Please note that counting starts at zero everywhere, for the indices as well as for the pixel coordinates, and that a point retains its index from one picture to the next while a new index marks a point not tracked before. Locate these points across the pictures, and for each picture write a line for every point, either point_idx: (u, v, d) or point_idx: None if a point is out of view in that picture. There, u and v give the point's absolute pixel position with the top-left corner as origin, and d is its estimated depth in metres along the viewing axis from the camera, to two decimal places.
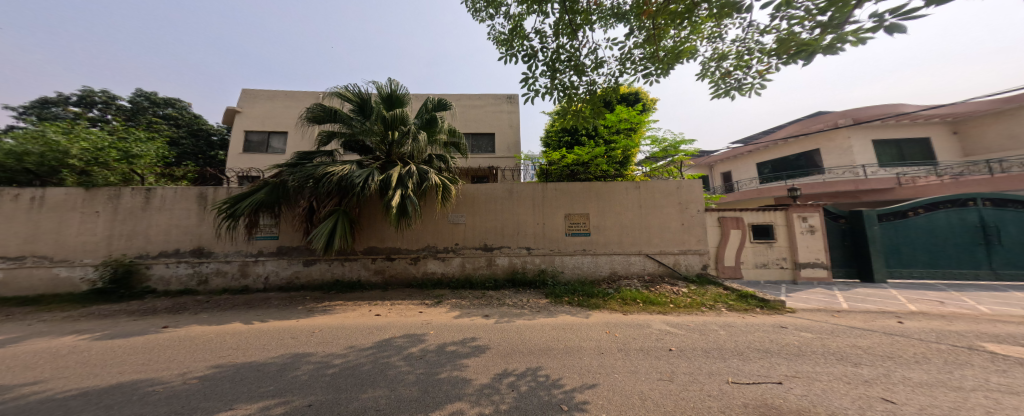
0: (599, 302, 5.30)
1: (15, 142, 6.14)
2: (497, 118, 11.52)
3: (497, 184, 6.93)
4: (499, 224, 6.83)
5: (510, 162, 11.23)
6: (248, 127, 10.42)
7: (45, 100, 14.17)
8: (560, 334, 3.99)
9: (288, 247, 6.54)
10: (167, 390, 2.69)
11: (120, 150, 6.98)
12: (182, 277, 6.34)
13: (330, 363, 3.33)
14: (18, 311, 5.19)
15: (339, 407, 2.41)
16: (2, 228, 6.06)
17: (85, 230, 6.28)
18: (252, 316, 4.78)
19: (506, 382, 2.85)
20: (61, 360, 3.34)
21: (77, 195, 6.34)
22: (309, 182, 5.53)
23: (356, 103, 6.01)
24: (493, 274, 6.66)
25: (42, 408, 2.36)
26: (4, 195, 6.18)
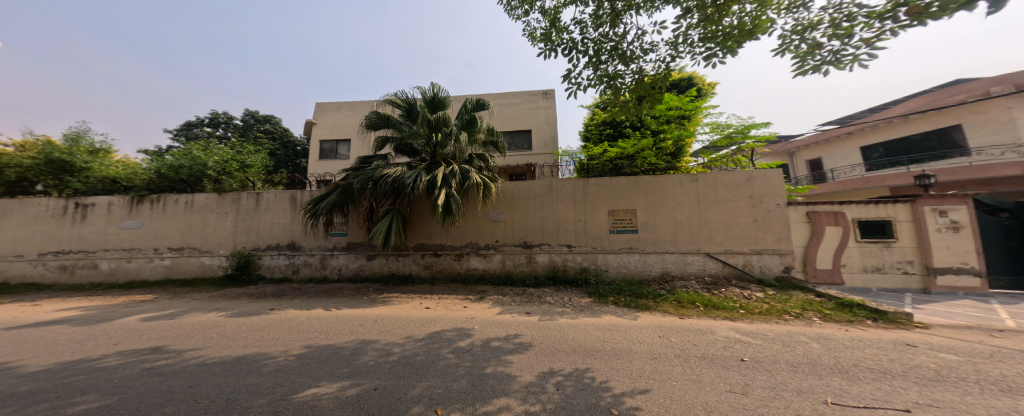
0: (649, 303, 4.87)
1: (174, 158, 8.14)
2: (534, 114, 11.27)
3: (536, 181, 6.83)
4: (539, 221, 6.72)
5: (548, 158, 10.94)
6: (322, 137, 12.02)
7: (190, 124, 18.31)
8: (608, 335, 3.78)
9: (354, 243, 7.44)
10: (275, 364, 3.29)
11: (239, 162, 8.67)
12: (280, 266, 7.70)
13: (391, 351, 3.69)
14: (182, 291, 6.91)
15: (400, 393, 2.65)
16: (169, 225, 8.07)
17: (219, 227, 8.00)
18: (330, 303, 5.57)
19: (553, 381, 2.79)
20: (208, 332, 4.34)
21: (213, 199, 8.09)
22: (370, 184, 6.15)
23: (405, 109, 6.45)
24: (534, 272, 6.61)
25: (198, 371, 3.09)
26: (168, 200, 8.14)
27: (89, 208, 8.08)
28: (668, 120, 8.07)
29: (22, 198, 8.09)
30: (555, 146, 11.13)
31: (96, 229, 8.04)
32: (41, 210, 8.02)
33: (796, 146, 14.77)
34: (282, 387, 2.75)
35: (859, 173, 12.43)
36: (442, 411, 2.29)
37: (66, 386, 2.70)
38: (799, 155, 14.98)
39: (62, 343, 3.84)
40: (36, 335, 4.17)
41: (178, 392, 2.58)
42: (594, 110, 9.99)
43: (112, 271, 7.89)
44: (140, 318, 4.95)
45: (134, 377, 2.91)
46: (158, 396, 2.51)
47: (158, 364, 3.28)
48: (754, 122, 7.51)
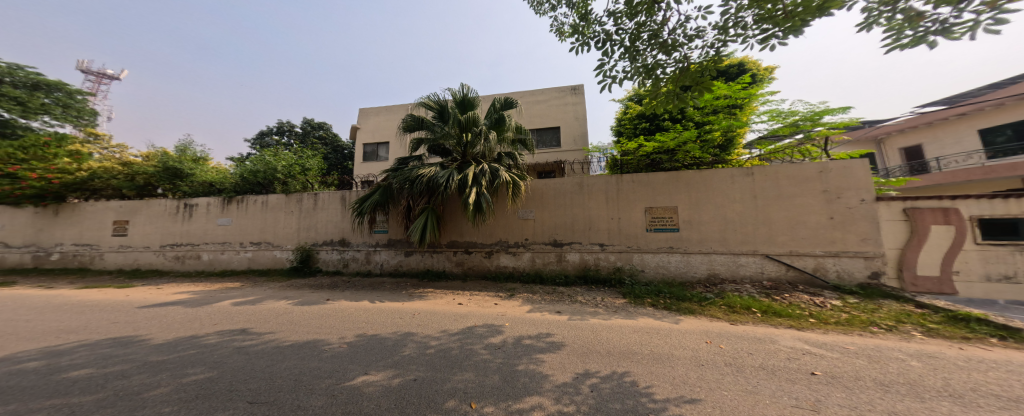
0: (694, 307, 4.45)
1: (253, 164, 9.40)
2: (562, 111, 10.87)
3: (566, 178, 6.62)
4: (569, 219, 6.51)
5: (578, 155, 10.52)
6: (364, 141, 12.93)
7: (262, 133, 20.97)
8: (647, 338, 3.51)
9: (394, 240, 7.95)
10: (332, 350, 3.65)
11: (301, 165, 9.73)
12: (333, 260, 8.52)
13: (429, 344, 3.87)
14: (259, 280, 8.02)
15: (437, 385, 2.75)
16: (249, 222, 9.33)
17: (286, 224, 9.07)
18: (374, 296, 6.03)
19: (587, 383, 2.38)
20: (279, 318, 4.97)
21: (281, 200, 9.13)
22: (407, 184, 6.47)
23: (436, 110, 6.63)
24: (564, 270, 6.43)
25: (272, 352, 3.55)
26: (249, 202, 9.35)
27: (194, 208, 9.65)
28: (714, 110, 7.25)
29: (147, 200, 9.92)
30: (585, 142, 10.66)
31: (199, 226, 9.61)
32: (162, 209, 9.76)
33: (885, 131, 12.19)
34: (337, 372, 3.03)
35: (976, 161, 9.88)
36: (476, 404, 2.30)
37: (177, 358, 3.26)
38: (891, 141, 12.34)
39: (177, 322, 4.67)
40: (160, 313, 5.13)
41: (259, 370, 2.97)
42: (629, 103, 9.32)
43: (211, 261, 9.42)
44: (230, 303, 5.83)
45: (228, 354, 3.43)
46: (243, 372, 2.92)
47: (245, 344, 3.81)
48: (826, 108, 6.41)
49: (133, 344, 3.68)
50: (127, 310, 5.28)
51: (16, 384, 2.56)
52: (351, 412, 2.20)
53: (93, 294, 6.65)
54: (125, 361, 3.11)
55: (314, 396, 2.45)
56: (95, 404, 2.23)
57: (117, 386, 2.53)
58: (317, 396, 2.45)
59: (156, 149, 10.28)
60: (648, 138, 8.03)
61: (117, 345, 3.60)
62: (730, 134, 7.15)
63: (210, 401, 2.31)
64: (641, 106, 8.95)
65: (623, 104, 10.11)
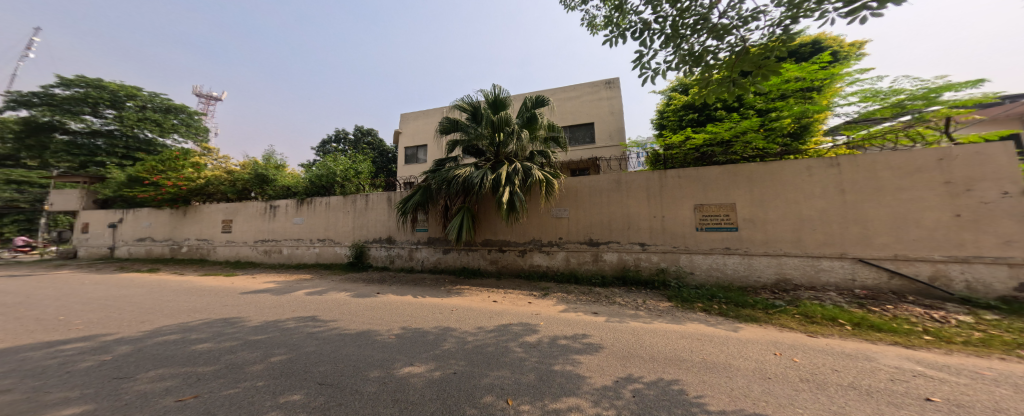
0: (757, 314, 4.01)
1: (316, 170, 10.56)
2: (596, 106, 10.49)
3: (602, 175, 6.38)
4: (606, 218, 6.29)
5: (613, 151, 10.08)
6: (406, 145, 13.71)
7: (324, 142, 23.37)
8: (697, 344, 3.17)
9: (433, 238, 8.35)
10: (384, 340, 3.95)
11: (355, 170, 10.70)
12: (381, 257, 9.20)
13: (466, 340, 4.00)
14: (322, 273, 8.94)
15: (474, 380, 2.83)
16: (316, 221, 10.35)
17: (343, 223, 9.93)
18: (417, 291, 6.40)
19: (629, 387, 2.25)
20: (343, 307, 5.47)
21: (340, 201, 10.00)
22: (444, 185, 6.73)
23: (470, 112, 6.80)
24: (601, 271, 6.21)
25: (335, 338, 3.94)
26: (321, 205, 10.28)
27: (277, 208, 10.92)
28: (782, 94, 6.43)
29: (244, 202, 11.53)
30: (621, 137, 10.19)
31: (280, 223, 10.85)
32: (255, 210, 11.24)
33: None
34: (386, 361, 3.27)
35: None
36: (513, 401, 2.31)
37: (258, 338, 3.73)
38: None
39: (266, 306, 5.38)
40: (255, 299, 5.96)
41: (326, 355, 3.30)
42: (672, 94, 8.70)
43: (289, 255, 10.58)
44: (304, 293, 6.56)
45: (303, 338, 3.85)
46: (314, 355, 3.27)
47: (316, 329, 4.25)
48: (944, 83, 5.29)
49: (238, 324, 4.30)
50: (232, 295, 6.22)
51: (158, 352, 3.15)
52: (400, 399, 2.36)
53: (209, 280, 7.95)
54: (232, 338, 3.66)
55: (367, 382, 2.66)
56: (209, 374, 2.66)
57: (228, 359, 3.00)
58: (370, 383, 2.66)
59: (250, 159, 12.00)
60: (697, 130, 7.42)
61: (222, 324, 4.25)
62: (804, 121, 6.28)
63: (288, 379, 2.61)
64: (687, 97, 8.30)
65: (665, 95, 9.46)
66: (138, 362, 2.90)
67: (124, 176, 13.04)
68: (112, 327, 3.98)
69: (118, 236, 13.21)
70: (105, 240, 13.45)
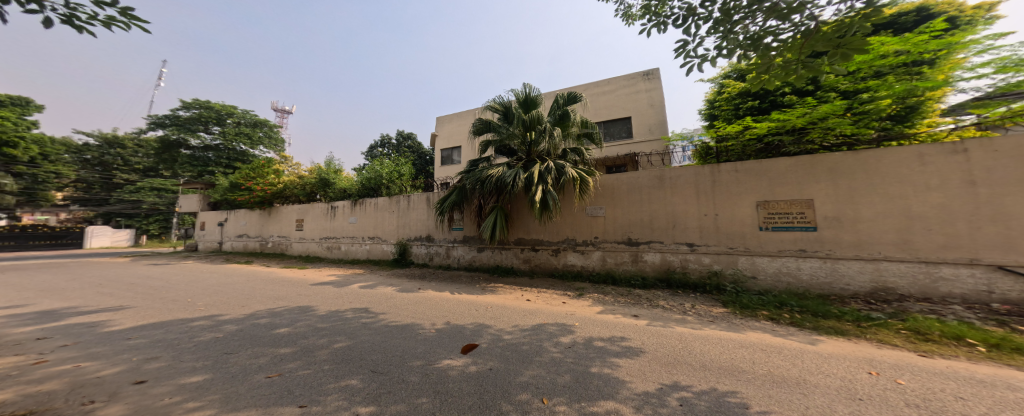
0: (837, 326, 3.47)
1: (366, 173, 11.57)
2: (633, 99, 10.02)
3: (643, 172, 6.11)
4: (647, 216, 5.99)
5: (653, 145, 9.57)
6: (442, 147, 14.29)
7: (371, 147, 25.25)
8: (760, 355, 2.76)
9: (468, 237, 8.63)
10: (426, 334, 4.18)
11: (398, 172, 11.48)
12: (421, 254, 9.71)
13: (502, 337, 4.07)
14: (371, 268, 9.68)
15: (511, 377, 2.88)
16: (365, 220, 11.23)
17: (388, 222, 10.65)
18: (455, 288, 6.65)
19: (675, 395, 2.13)
20: (390, 300, 5.88)
21: (385, 202, 10.76)
22: (478, 185, 6.90)
23: (502, 112, 6.89)
24: (641, 272, 5.94)
25: (384, 329, 4.26)
26: (370, 205, 11.11)
27: (337, 209, 12.00)
28: (876, 72, 5.53)
29: (312, 203, 12.86)
30: (662, 131, 9.62)
31: (338, 222, 11.93)
32: (321, 210, 12.44)
33: None
34: (429, 354, 3.45)
35: None
36: (548, 401, 2.30)
37: (318, 326, 4.14)
38: None
39: (328, 297, 5.97)
40: (319, 290, 6.65)
41: (378, 345, 3.59)
42: (726, 81, 7.98)
43: (346, 252, 11.58)
44: (358, 286, 7.16)
45: (359, 328, 4.22)
46: (367, 344, 3.55)
47: (368, 320, 4.62)
48: None
49: (306, 312, 4.82)
50: (302, 286, 6.99)
51: (251, 333, 3.66)
52: (442, 391, 2.47)
53: (285, 272, 9.07)
54: (301, 325, 4.12)
55: (412, 373, 2.83)
56: (287, 355, 3.03)
57: (301, 344, 3.39)
58: (414, 373, 2.82)
59: (316, 165, 13.45)
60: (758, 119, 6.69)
61: (295, 311, 4.79)
62: (910, 101, 5.27)
63: (348, 365, 2.88)
64: (744, 83, 7.55)
65: (717, 83, 8.69)
66: (236, 340, 3.40)
67: (228, 183, 15.54)
68: (218, 309, 4.73)
69: (222, 233, 15.63)
70: (212, 236, 16.04)
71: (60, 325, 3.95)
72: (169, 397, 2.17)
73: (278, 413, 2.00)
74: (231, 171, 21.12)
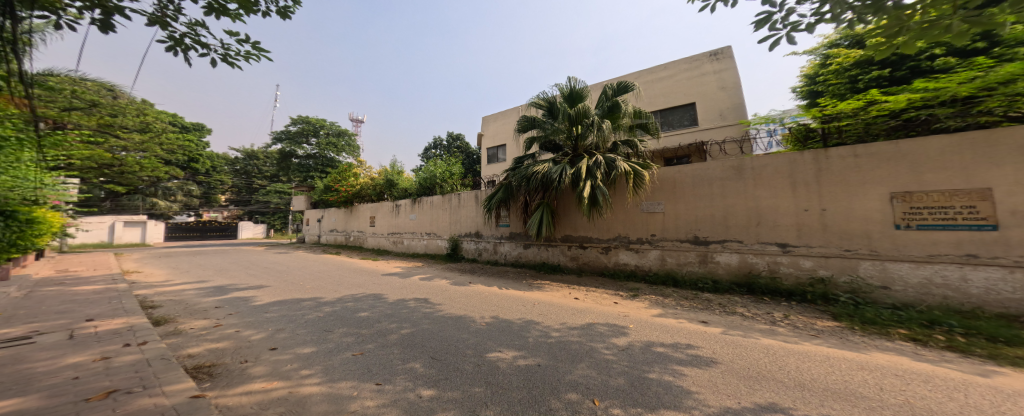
0: (1004, 351, 2.60)
1: (421, 174, 12.53)
2: (695, 83, 9.08)
3: (715, 162, 5.49)
4: (721, 212, 5.38)
5: (720, 133, 8.58)
6: (489, 146, 14.69)
7: (425, 149, 27.14)
8: (888, 381, 2.08)
9: (515, 233, 8.75)
10: (478, 326, 4.37)
11: (449, 171, 12.16)
12: (470, 249, 10.16)
13: (550, 334, 4.05)
14: (428, 261, 10.47)
15: (560, 375, 2.83)
16: (422, 217, 12.15)
17: (441, 219, 11.37)
18: (503, 283, 6.80)
19: (758, 414, 1.84)
20: (445, 293, 6.29)
21: (438, 200, 11.49)
22: (524, 181, 6.89)
23: (546, 108, 6.77)
24: (710, 274, 5.36)
25: (441, 320, 4.56)
26: (426, 203, 11.99)
27: (399, 206, 13.20)
28: None
29: (380, 202, 14.39)
30: (731, 116, 8.55)
31: (401, 219, 13.11)
32: (387, 208, 13.84)
33: None
34: (481, 345, 3.59)
35: None
36: (600, 403, 2.21)
37: (388, 312, 4.61)
38: None
39: (393, 286, 6.62)
40: (386, 279, 7.43)
41: (435, 333, 3.86)
42: (832, 51, 6.67)
43: (408, 246, 12.69)
44: (418, 278, 7.81)
45: (421, 316, 4.60)
46: (427, 333, 3.83)
47: (429, 310, 5.01)
48: None
49: (377, 299, 5.41)
50: (372, 276, 7.89)
51: (342, 315, 4.25)
52: (493, 382, 2.55)
53: (360, 263, 10.36)
54: (372, 310, 4.62)
55: (465, 362, 2.98)
56: (367, 336, 3.45)
57: (374, 327, 3.81)
58: (467, 363, 2.96)
59: (383, 167, 14.99)
60: (888, 92, 5.42)
61: (369, 298, 5.41)
62: None
63: (412, 350, 3.16)
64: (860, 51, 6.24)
65: (818, 56, 7.26)
66: (331, 319, 3.97)
67: (321, 185, 18.02)
68: (320, 292, 5.62)
69: (320, 228, 18.41)
70: (313, 230, 19.06)
71: (227, 297, 5.10)
72: (290, 363, 2.65)
73: (361, 388, 2.27)
74: (322, 175, 24.82)
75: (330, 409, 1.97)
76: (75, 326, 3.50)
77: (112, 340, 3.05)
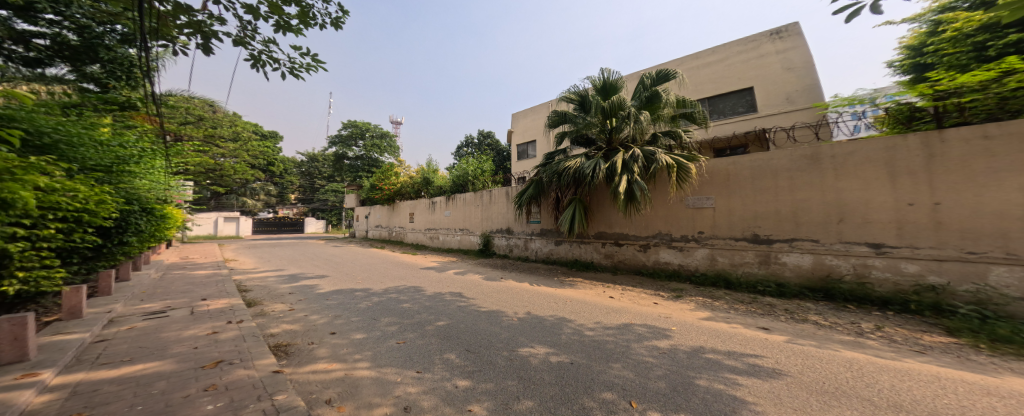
0: None
1: (454, 172, 12.94)
2: (750, 67, 8.26)
3: (782, 151, 4.91)
4: (789, 208, 4.82)
5: (780, 120, 7.73)
6: (519, 142, 14.67)
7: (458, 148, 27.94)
8: (1018, 410, 1.72)
9: (546, 230, 8.67)
10: (512, 321, 4.42)
11: (481, 168, 12.40)
12: (501, 245, 10.28)
13: (583, 333, 3.95)
14: (462, 256, 10.81)
15: (593, 374, 2.73)
16: (455, 214, 12.56)
17: (473, 215, 11.64)
18: (535, 280, 6.79)
19: None
20: (479, 287, 6.44)
21: (470, 196, 11.78)
22: (556, 177, 6.78)
23: (578, 102, 6.57)
24: (773, 276, 4.86)
25: (475, 314, 4.67)
26: (459, 200, 12.35)
27: (435, 203, 13.79)
28: None
29: (418, 199, 15.17)
30: (793, 101, 7.69)
31: (437, 216, 13.68)
32: (424, 205, 14.53)
33: None
34: (512, 340, 3.60)
35: None
36: (637, 405, 2.11)
37: (426, 304, 4.84)
38: None
39: (431, 280, 6.94)
40: (424, 273, 7.83)
41: (470, 326, 3.96)
42: (945, 15, 5.61)
43: (443, 241, 13.21)
44: (453, 272, 8.11)
45: (456, 309, 4.76)
46: (462, 325, 3.96)
47: (464, 304, 5.18)
48: None
49: (416, 291, 5.71)
50: (413, 269, 8.37)
51: (387, 305, 4.55)
52: (525, 377, 2.55)
53: (402, 257, 11.04)
54: (411, 301, 4.88)
55: (498, 356, 3.02)
56: (408, 326, 3.66)
57: (414, 318, 4.02)
58: (500, 356, 3.00)
59: (419, 167, 15.77)
60: None
61: (409, 290, 5.73)
62: None
63: (448, 341, 3.28)
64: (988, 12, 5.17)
65: (925, 23, 6.14)
66: (377, 309, 4.27)
67: (366, 184, 19.49)
68: (368, 282, 6.09)
69: (366, 224, 19.96)
70: (361, 226, 20.70)
71: (297, 284, 5.75)
72: (346, 348, 2.89)
73: (404, 374, 2.42)
74: (366, 174, 26.75)
75: (378, 392, 2.12)
76: (194, 304, 4.16)
77: (204, 317, 3.58)
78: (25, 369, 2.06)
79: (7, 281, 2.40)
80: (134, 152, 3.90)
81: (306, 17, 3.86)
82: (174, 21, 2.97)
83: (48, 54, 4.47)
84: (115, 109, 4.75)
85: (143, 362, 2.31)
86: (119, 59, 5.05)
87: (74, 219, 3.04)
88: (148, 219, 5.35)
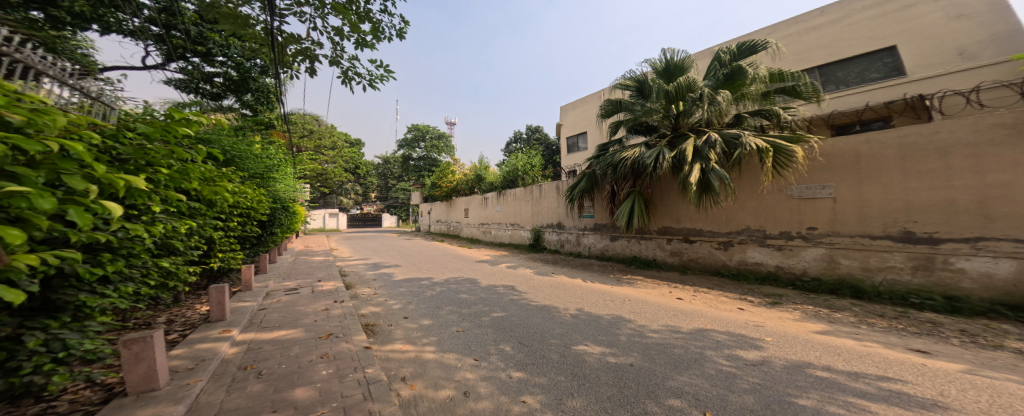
0: None
1: (504, 168, 13.16)
2: (885, 23, 6.64)
3: (952, 125, 3.81)
4: (956, 197, 3.76)
5: (934, 86, 6.11)
6: (568, 135, 14.22)
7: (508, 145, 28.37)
8: None
9: (601, 224, 8.27)
10: (568, 317, 4.31)
11: (531, 163, 12.38)
12: (552, 240, 10.15)
13: (645, 334, 3.63)
14: (513, 250, 11.00)
15: (656, 379, 2.48)
16: (506, 209, 12.79)
17: (523, 210, 11.70)
18: (590, 276, 6.53)
19: None
20: (532, 281, 6.46)
21: (520, 191, 11.85)
22: (610, 169, 6.38)
23: (636, 88, 6.04)
24: (923, 285, 3.89)
25: (529, 308, 4.67)
26: (509, 195, 12.52)
27: (486, 199, 14.29)
28: None
29: (472, 195, 15.89)
30: (956, 62, 6.01)
31: (488, 211, 14.14)
32: (477, 201, 15.17)
33: None
34: (566, 337, 3.50)
35: None
36: None
37: (482, 296, 5.01)
38: None
39: (485, 272, 7.19)
40: (479, 265, 8.18)
41: (523, 320, 3.98)
42: None
43: (495, 235, 13.63)
44: (506, 266, 8.29)
45: (509, 303, 4.83)
46: (516, 319, 3.99)
47: (517, 297, 5.22)
48: None
49: (472, 283, 5.97)
50: (470, 261, 8.84)
51: (448, 295, 4.83)
52: (580, 374, 2.45)
53: (460, 250, 11.74)
54: (468, 293, 5.09)
55: (551, 351, 2.95)
56: (466, 316, 3.82)
57: (471, 309, 4.17)
58: (553, 352, 2.93)
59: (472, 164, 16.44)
60: None
61: (466, 281, 6.00)
62: None
63: (501, 333, 3.33)
64: None
65: None
66: (441, 298, 4.57)
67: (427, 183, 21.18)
68: (433, 273, 6.59)
69: (428, 219, 21.77)
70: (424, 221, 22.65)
71: (378, 272, 6.53)
72: (417, 332, 3.15)
73: (463, 361, 2.52)
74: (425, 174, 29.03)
75: (443, 375, 2.26)
76: (314, 284, 5.00)
77: (303, 296, 4.24)
78: (224, 325, 2.74)
79: (214, 260, 3.18)
80: (276, 162, 4.78)
81: (376, 32, 4.24)
82: (289, 51, 3.51)
83: (224, 89, 5.76)
84: (263, 129, 5.72)
85: (285, 328, 2.84)
86: (262, 88, 6.17)
87: (246, 216, 3.89)
88: (286, 215, 6.61)
